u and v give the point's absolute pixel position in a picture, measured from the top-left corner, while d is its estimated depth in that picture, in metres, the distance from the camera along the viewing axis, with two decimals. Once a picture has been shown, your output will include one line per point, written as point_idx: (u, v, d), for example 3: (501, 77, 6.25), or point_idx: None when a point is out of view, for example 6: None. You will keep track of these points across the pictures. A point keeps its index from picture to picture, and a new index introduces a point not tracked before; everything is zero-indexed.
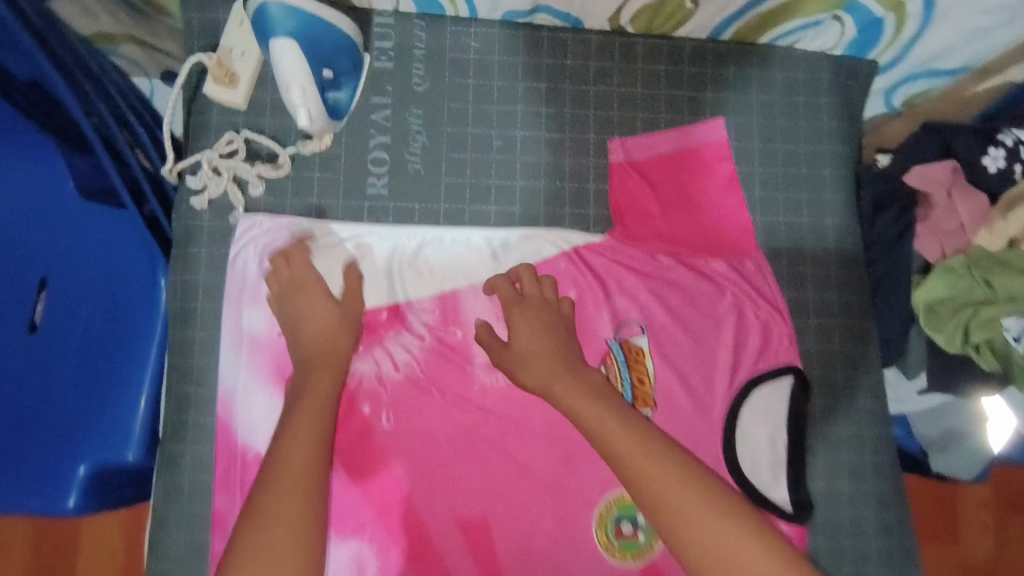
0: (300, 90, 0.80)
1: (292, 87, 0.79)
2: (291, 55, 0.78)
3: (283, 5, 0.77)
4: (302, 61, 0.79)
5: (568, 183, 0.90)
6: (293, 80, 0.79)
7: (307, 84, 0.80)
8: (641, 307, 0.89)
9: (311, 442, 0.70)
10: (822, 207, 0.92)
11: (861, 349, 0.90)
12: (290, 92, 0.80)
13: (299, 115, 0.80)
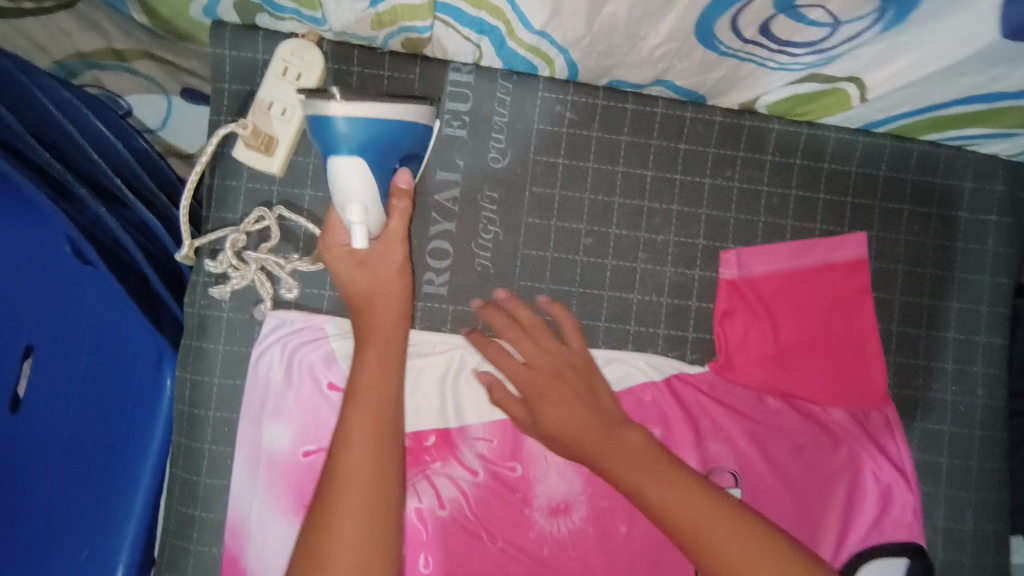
0: (356, 206, 0.62)
1: (348, 203, 0.62)
2: (348, 161, 0.61)
3: (346, 115, 0.59)
4: (362, 169, 0.61)
5: (666, 297, 0.74)
6: (351, 191, 0.62)
7: (369, 201, 0.63)
8: (739, 455, 0.74)
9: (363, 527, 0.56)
10: (971, 351, 0.76)
11: (994, 527, 0.75)
12: (345, 207, 0.62)
13: (355, 236, 0.63)
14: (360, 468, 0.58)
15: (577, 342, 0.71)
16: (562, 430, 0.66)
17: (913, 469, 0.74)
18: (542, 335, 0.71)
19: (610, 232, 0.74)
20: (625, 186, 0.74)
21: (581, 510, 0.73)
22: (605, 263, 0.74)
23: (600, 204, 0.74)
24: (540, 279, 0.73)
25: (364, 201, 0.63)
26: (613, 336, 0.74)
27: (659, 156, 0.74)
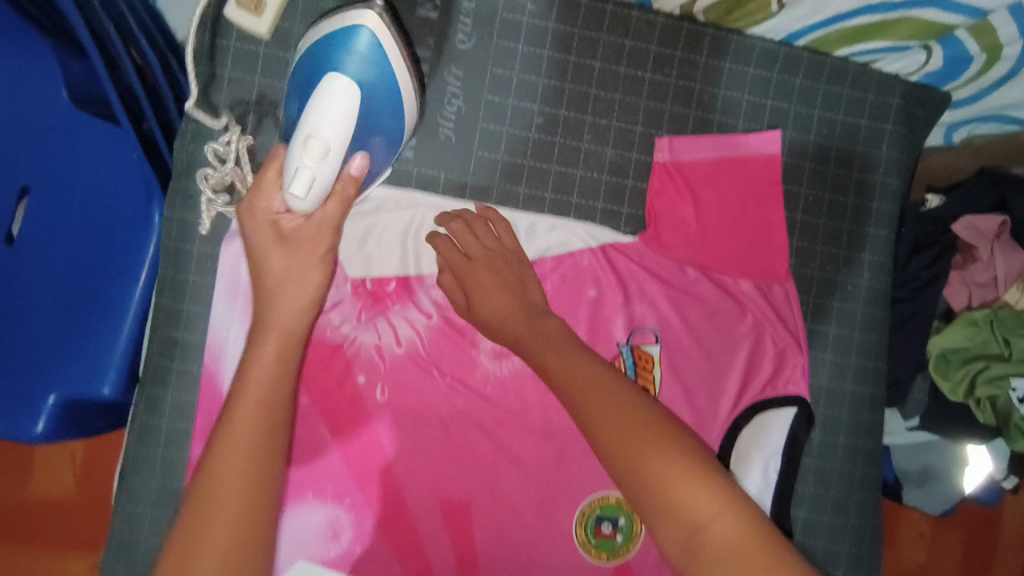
0: (316, 144, 0.64)
1: (316, 134, 0.64)
2: (330, 131, 0.65)
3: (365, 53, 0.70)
4: (348, 116, 0.66)
5: (605, 176, 0.85)
6: (311, 162, 0.64)
7: (329, 148, 0.65)
8: (660, 316, 0.86)
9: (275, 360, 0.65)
10: (862, 241, 0.88)
11: (868, 389, 0.89)
12: (309, 138, 0.64)
13: (297, 175, 0.63)
14: (263, 374, 0.64)
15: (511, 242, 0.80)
16: (487, 308, 0.76)
17: (805, 337, 0.87)
18: (484, 225, 0.79)
19: (560, 114, 0.84)
20: (575, 74, 0.84)
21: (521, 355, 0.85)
22: (554, 142, 0.84)
23: (553, 89, 0.84)
24: (496, 151, 0.83)
25: (327, 147, 0.65)
26: (557, 206, 0.84)
27: (607, 50, 0.84)
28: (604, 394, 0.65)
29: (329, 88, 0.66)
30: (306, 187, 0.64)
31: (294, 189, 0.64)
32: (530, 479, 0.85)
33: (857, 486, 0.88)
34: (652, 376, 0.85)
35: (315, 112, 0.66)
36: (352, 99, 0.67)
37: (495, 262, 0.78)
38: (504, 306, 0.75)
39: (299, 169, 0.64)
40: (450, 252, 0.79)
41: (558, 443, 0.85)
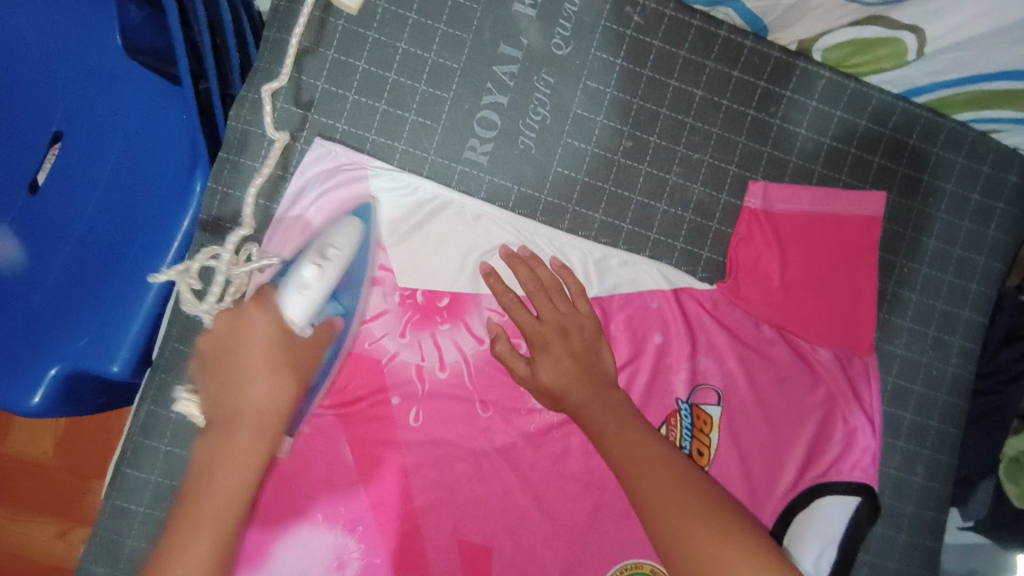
0: (326, 266, 0.64)
1: (333, 251, 0.65)
2: (347, 248, 0.66)
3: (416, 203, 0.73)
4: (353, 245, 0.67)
5: (690, 214, 0.78)
6: (318, 279, 0.63)
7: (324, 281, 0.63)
8: (727, 374, 0.78)
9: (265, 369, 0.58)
10: (954, 324, 0.81)
11: (939, 486, 0.81)
12: (323, 250, 0.65)
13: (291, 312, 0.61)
14: (259, 385, 0.56)
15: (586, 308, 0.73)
16: (548, 382, 0.69)
17: (880, 418, 0.79)
18: (556, 294, 0.73)
19: (651, 140, 0.77)
20: (674, 99, 0.76)
21: None
22: (640, 169, 0.77)
23: (648, 113, 0.76)
24: (577, 170, 0.76)
25: (332, 265, 0.64)
26: (632, 239, 0.77)
27: (714, 78, 0.77)
28: (646, 469, 0.58)
29: (354, 219, 0.69)
30: (304, 317, 0.62)
31: (293, 314, 0.61)
32: (560, 533, 0.76)
33: None
34: (709, 439, 0.77)
35: (340, 231, 0.67)
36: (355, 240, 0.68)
37: (573, 328, 0.71)
38: (568, 372, 0.69)
39: (296, 295, 0.61)
40: (530, 282, 0.73)
41: (596, 498, 0.77)
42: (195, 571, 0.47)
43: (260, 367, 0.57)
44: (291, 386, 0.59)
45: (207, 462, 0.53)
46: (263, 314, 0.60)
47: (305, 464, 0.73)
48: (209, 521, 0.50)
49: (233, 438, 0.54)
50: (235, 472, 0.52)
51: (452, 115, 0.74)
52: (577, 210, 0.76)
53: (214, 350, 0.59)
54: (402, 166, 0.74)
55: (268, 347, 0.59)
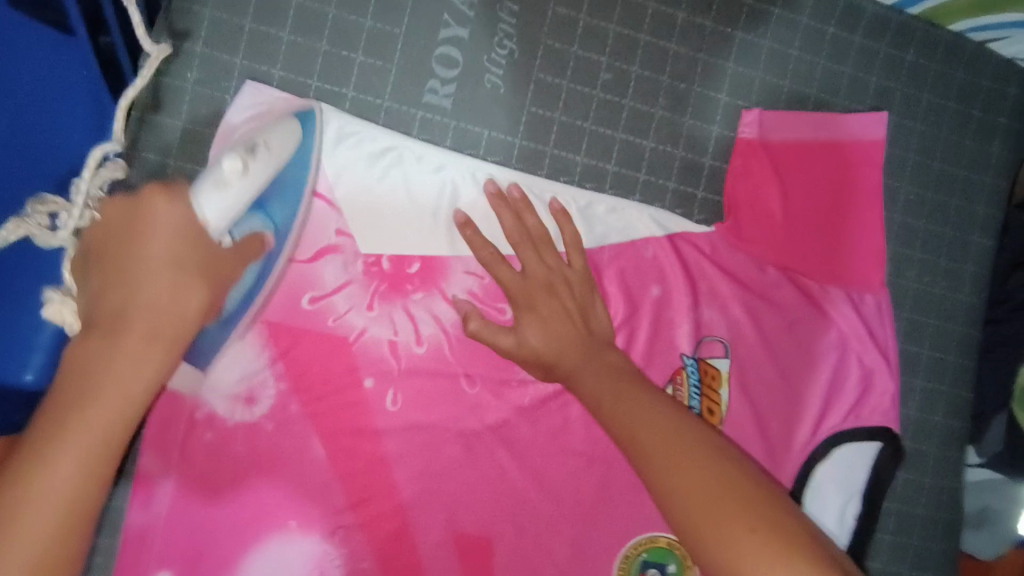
0: (253, 159, 0.53)
1: (264, 148, 0.55)
2: (281, 148, 0.56)
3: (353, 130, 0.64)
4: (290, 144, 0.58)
5: (681, 150, 0.70)
6: (243, 171, 0.52)
7: (246, 171, 0.53)
8: (733, 324, 0.71)
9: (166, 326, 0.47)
10: (964, 250, 0.76)
11: (960, 423, 0.76)
12: (254, 144, 0.55)
13: (205, 203, 0.50)
14: (157, 289, 0.47)
15: (579, 263, 0.65)
16: (539, 348, 0.62)
17: (896, 357, 0.73)
18: (545, 247, 0.65)
19: (632, 70, 0.69)
20: (653, 23, 0.68)
21: None
22: (622, 103, 0.69)
23: (626, 40, 0.68)
24: (553, 109, 0.67)
25: (265, 163, 0.55)
26: (620, 182, 0.69)
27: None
28: (664, 440, 0.51)
29: (290, 121, 0.58)
30: (220, 217, 0.51)
31: (208, 214, 0.50)
32: (567, 512, 0.69)
33: (941, 534, 0.75)
34: (718, 395, 0.71)
35: (276, 130, 0.57)
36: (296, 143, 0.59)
37: (573, 289, 0.64)
38: (558, 336, 0.62)
39: (210, 189, 0.50)
40: (516, 230, 0.65)
41: (601, 472, 0.69)
42: (59, 500, 0.40)
43: (162, 264, 0.47)
44: (202, 296, 0.49)
45: (83, 371, 0.44)
46: (170, 203, 0.49)
47: (270, 465, 0.63)
48: (73, 448, 0.41)
49: (121, 350, 0.45)
50: (122, 381, 0.44)
51: (405, 53, 0.64)
52: (556, 154, 0.68)
53: (105, 241, 0.49)
54: (353, 115, 0.64)
55: (179, 241, 0.49)
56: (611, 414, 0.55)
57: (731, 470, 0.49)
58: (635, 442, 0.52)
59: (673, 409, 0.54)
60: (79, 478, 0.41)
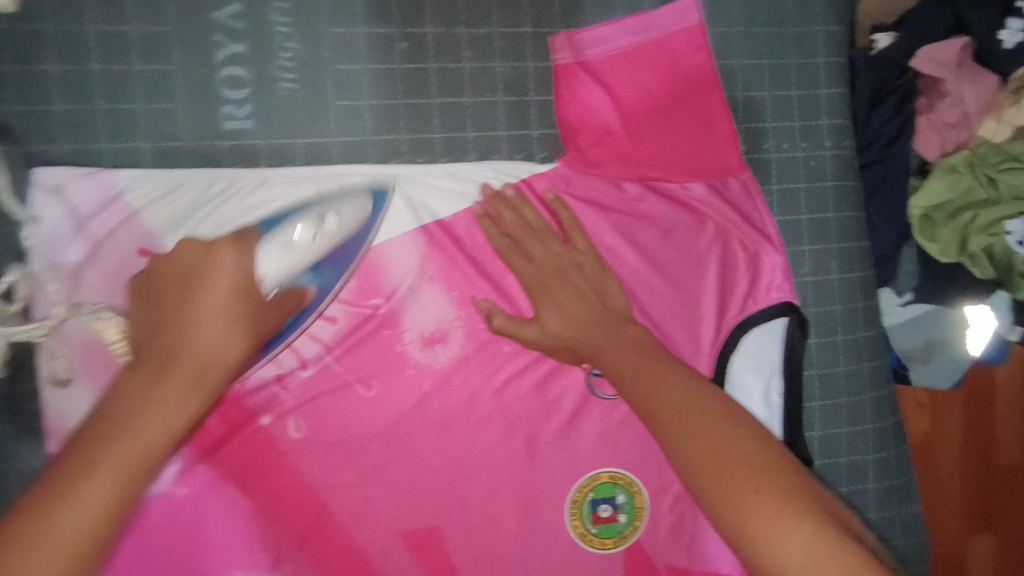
0: (319, 232, 0.60)
1: (333, 218, 0.61)
2: (348, 223, 0.62)
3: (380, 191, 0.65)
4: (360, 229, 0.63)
5: (501, 96, 0.69)
6: (308, 237, 0.59)
7: (310, 227, 0.59)
8: (608, 250, 0.70)
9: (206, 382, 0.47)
10: (816, 105, 0.75)
11: (861, 272, 0.76)
12: (321, 214, 0.61)
13: (267, 256, 0.56)
14: (215, 333, 0.48)
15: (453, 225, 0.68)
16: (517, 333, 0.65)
17: (775, 232, 0.73)
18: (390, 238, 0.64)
19: (427, 32, 0.66)
20: None
21: (457, 336, 0.69)
22: (427, 67, 0.67)
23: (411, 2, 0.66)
24: (360, 95, 0.65)
25: (326, 236, 0.60)
26: (451, 147, 0.68)
27: None
28: (692, 418, 0.48)
29: (360, 198, 0.63)
30: (277, 272, 0.57)
31: (265, 267, 0.56)
32: (504, 477, 0.70)
33: (870, 383, 0.76)
34: None
35: (341, 205, 0.62)
36: (363, 217, 0.63)
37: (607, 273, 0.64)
38: (575, 316, 0.61)
39: (273, 244, 0.57)
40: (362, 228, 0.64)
41: (523, 430, 0.70)
42: (65, 546, 0.37)
43: (216, 311, 0.49)
44: (240, 346, 0.50)
45: (118, 410, 0.43)
46: (237, 257, 0.54)
47: (199, 529, 0.63)
48: (93, 490, 0.39)
49: (163, 389, 0.45)
50: (155, 425, 0.43)
51: (189, 86, 0.62)
52: (379, 140, 0.66)
53: (171, 275, 0.52)
54: (156, 165, 0.62)
55: (231, 300, 0.51)
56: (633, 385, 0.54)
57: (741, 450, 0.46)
58: (711, 431, 0.47)
59: (707, 388, 0.52)
60: (101, 514, 0.39)
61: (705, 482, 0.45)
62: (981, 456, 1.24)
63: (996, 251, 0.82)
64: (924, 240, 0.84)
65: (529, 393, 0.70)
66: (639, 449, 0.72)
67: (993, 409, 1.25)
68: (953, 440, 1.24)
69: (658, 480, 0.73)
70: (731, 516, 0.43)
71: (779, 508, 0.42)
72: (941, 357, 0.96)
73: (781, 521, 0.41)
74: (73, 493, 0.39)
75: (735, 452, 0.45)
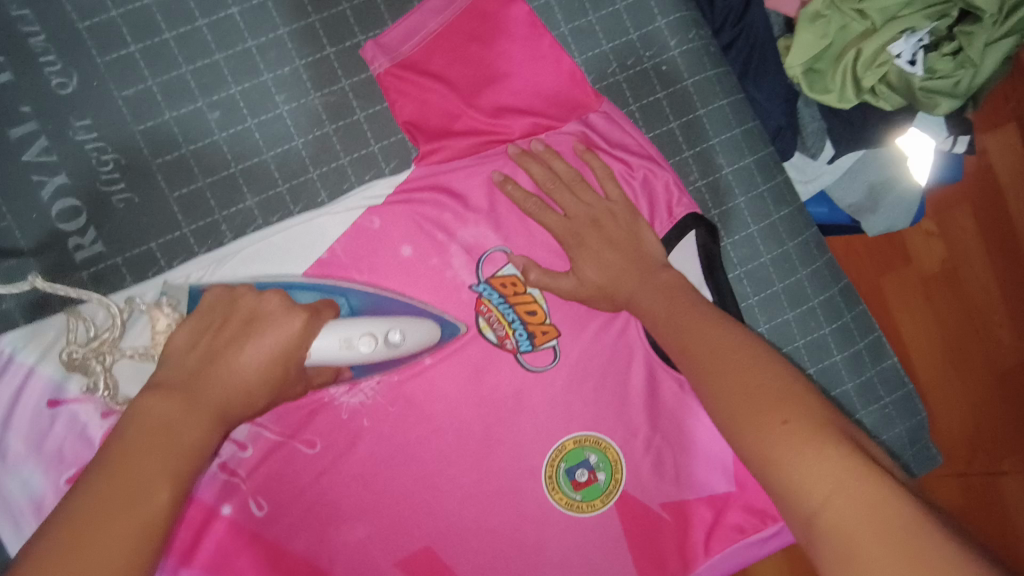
0: (382, 345, 0.61)
1: (397, 334, 0.62)
2: (411, 346, 0.63)
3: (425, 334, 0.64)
4: (422, 338, 0.64)
5: (329, 124, 0.68)
6: (369, 351, 0.60)
7: (374, 330, 0.61)
8: (488, 232, 0.70)
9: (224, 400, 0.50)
10: (647, 11, 0.72)
11: (751, 155, 0.75)
12: (389, 333, 0.61)
13: (320, 345, 0.58)
14: (249, 372, 0.52)
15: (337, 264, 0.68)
16: (564, 292, 0.65)
17: (653, 149, 0.71)
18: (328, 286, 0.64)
19: (233, 93, 0.66)
20: (217, 36, 0.66)
21: (377, 365, 0.69)
22: (248, 126, 0.66)
23: (208, 71, 0.65)
24: (194, 178, 0.65)
25: (392, 351, 0.62)
26: (301, 193, 0.68)
27: None
28: (752, 375, 0.48)
29: (428, 322, 0.65)
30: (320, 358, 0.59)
31: (314, 350, 0.58)
32: (473, 479, 0.70)
33: (800, 259, 0.75)
34: (528, 294, 0.70)
35: (384, 299, 0.64)
36: (425, 344, 0.65)
37: (585, 232, 0.65)
38: (613, 264, 0.63)
39: (334, 339, 0.58)
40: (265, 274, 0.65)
41: (476, 430, 0.70)
42: (143, 521, 0.41)
43: (252, 351, 0.53)
44: (262, 396, 0.53)
45: (150, 419, 0.46)
46: (304, 326, 0.56)
47: None
48: (157, 485, 0.43)
49: (198, 409, 0.48)
50: (196, 435, 0.47)
51: (29, 235, 0.62)
52: (229, 214, 0.66)
53: (221, 314, 0.56)
54: (30, 321, 0.63)
55: (273, 360, 0.54)
56: (667, 333, 0.56)
57: (811, 409, 0.45)
58: (751, 377, 0.48)
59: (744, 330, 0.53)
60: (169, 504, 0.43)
61: (749, 427, 0.46)
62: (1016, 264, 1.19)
63: (892, 79, 0.78)
64: (817, 95, 0.80)
65: (468, 390, 0.70)
66: (593, 407, 0.72)
67: (1011, 211, 1.20)
68: (976, 255, 1.21)
69: (623, 428, 0.72)
70: (744, 441, 0.46)
71: (812, 442, 0.42)
72: (888, 199, 0.92)
73: (817, 451, 0.42)
74: (139, 490, 0.42)
75: (770, 383, 0.47)
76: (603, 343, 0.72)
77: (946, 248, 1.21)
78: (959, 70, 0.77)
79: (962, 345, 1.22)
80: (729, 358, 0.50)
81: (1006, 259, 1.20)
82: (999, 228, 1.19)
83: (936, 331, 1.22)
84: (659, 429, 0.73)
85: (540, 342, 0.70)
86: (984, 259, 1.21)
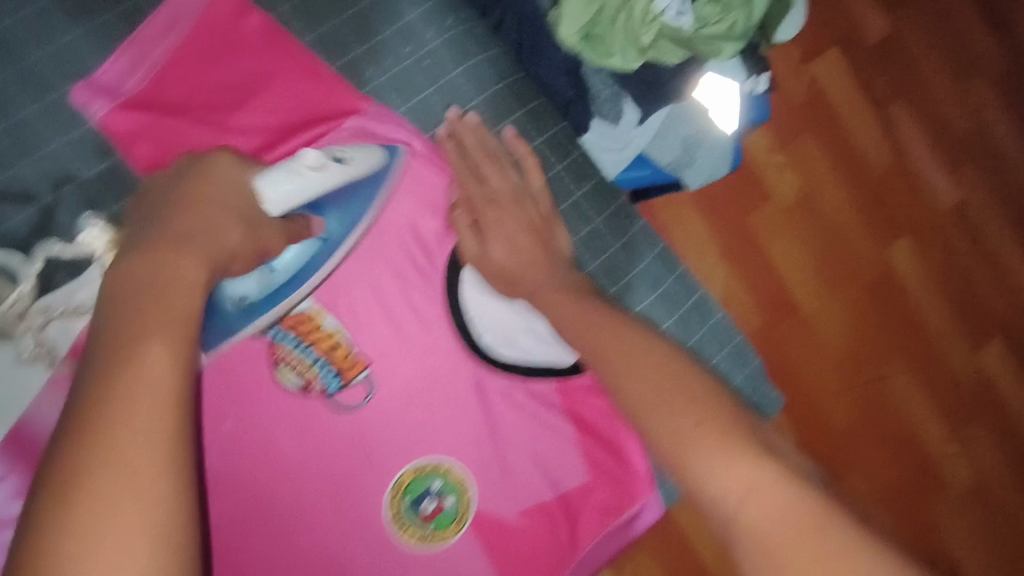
0: (331, 168, 0.57)
1: (346, 159, 0.59)
2: (359, 168, 0.60)
3: (366, 159, 0.60)
4: (366, 169, 0.60)
5: (47, 195, 0.58)
6: (317, 169, 0.55)
7: (313, 159, 0.55)
8: None
9: (204, 246, 0.43)
10: (394, 4, 0.68)
11: (543, 135, 0.71)
12: (335, 152, 0.58)
13: (270, 183, 0.53)
14: (223, 217, 0.48)
15: None
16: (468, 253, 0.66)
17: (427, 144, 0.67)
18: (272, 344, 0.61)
19: None
20: None
21: None
22: None
23: None
24: None
25: (337, 174, 0.57)
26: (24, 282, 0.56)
27: None
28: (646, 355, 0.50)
29: (377, 150, 0.62)
30: (281, 201, 0.53)
31: (269, 193, 0.52)
32: (310, 536, 0.65)
33: (613, 231, 0.73)
34: (325, 327, 0.65)
35: (359, 149, 0.61)
36: (374, 169, 0.62)
37: (504, 203, 0.65)
38: (525, 247, 0.64)
39: (283, 175, 0.53)
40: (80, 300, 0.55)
41: (302, 486, 0.65)
42: (158, 391, 0.34)
43: (216, 202, 0.48)
44: (243, 238, 0.48)
45: (136, 285, 0.39)
46: (234, 162, 0.52)
47: None
48: (169, 336, 0.36)
49: (188, 255, 0.42)
50: (179, 280, 0.40)
51: None
52: None
53: (166, 182, 0.51)
54: None
55: (239, 201, 0.50)
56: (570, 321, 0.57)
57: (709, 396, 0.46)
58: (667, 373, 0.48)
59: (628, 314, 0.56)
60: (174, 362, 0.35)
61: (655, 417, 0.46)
62: (859, 175, 1.27)
63: (668, 33, 0.77)
64: (603, 61, 0.78)
65: (283, 445, 0.64)
66: (424, 432, 0.67)
67: (844, 132, 1.26)
68: (827, 181, 1.25)
69: (462, 448, 0.68)
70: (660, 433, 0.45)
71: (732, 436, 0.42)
72: (704, 150, 0.91)
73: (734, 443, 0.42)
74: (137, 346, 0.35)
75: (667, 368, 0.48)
76: (421, 362, 0.67)
77: (805, 171, 1.23)
78: (730, 12, 0.77)
79: (834, 270, 1.24)
80: (643, 365, 0.49)
81: (852, 170, 1.27)
82: (838, 146, 1.25)
83: (813, 257, 1.23)
84: (501, 438, 0.69)
85: (352, 375, 0.65)
86: (837, 172, 1.25)
